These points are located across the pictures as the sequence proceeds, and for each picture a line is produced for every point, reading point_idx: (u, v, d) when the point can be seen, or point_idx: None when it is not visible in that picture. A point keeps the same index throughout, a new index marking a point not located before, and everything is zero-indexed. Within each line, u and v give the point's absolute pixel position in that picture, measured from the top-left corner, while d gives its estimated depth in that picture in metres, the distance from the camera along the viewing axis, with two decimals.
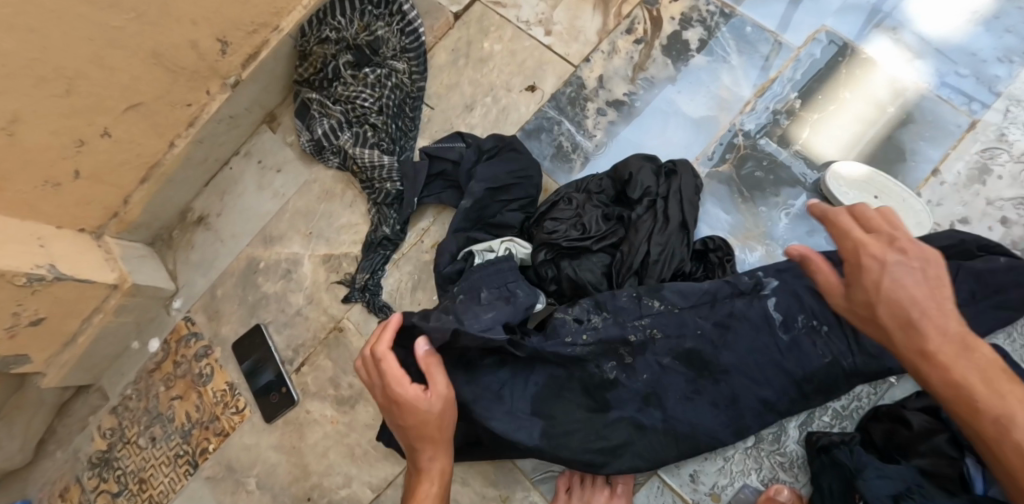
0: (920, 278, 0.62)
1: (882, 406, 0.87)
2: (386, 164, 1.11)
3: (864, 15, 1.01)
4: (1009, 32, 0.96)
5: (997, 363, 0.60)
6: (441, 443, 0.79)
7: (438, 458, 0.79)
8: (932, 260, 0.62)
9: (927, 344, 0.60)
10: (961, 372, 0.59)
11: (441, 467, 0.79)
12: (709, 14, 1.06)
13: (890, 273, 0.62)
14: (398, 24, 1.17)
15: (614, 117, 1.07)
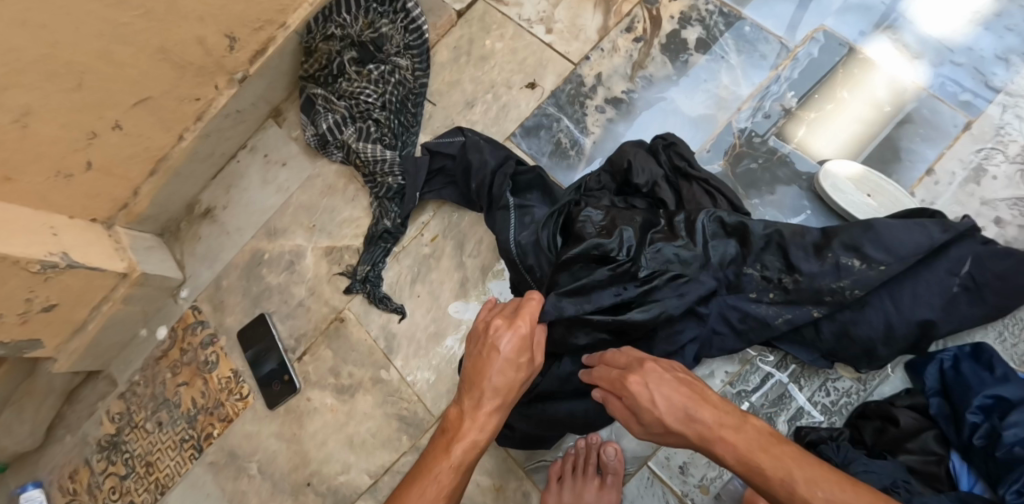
0: (672, 383, 0.77)
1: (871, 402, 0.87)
2: (387, 159, 1.13)
3: (864, 16, 1.02)
4: (1009, 31, 0.96)
5: (766, 430, 0.71)
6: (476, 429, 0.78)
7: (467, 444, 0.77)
8: (681, 382, 0.77)
9: (717, 448, 0.71)
10: (743, 447, 0.70)
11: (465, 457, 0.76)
12: (709, 13, 1.07)
13: (651, 391, 0.76)
14: (402, 21, 1.18)
15: (612, 114, 1.08)
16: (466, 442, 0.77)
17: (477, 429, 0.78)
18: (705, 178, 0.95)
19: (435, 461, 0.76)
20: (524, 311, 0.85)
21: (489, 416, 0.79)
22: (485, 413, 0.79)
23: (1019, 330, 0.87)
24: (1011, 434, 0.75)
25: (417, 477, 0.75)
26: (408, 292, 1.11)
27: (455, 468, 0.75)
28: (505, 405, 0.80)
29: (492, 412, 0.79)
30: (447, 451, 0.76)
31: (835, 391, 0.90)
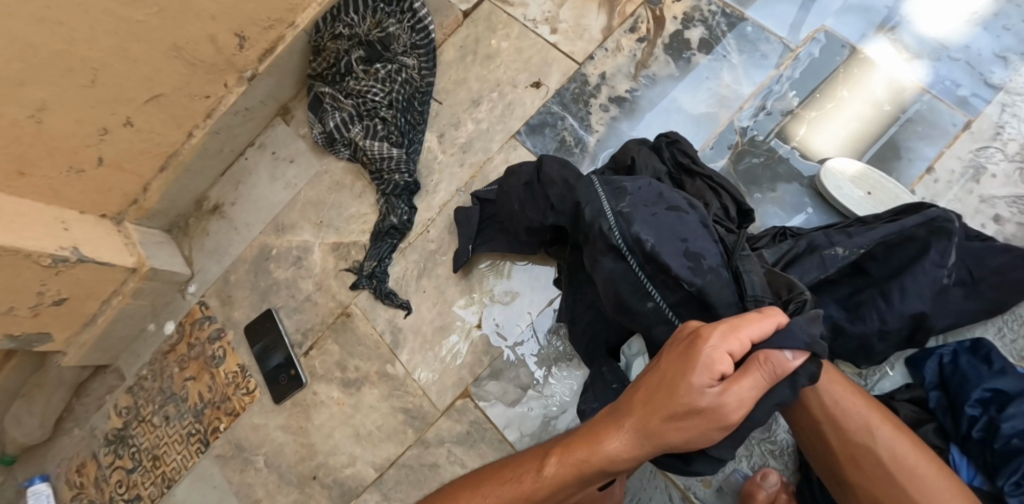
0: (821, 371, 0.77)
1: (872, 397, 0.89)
2: (394, 156, 1.15)
3: (865, 16, 1.03)
4: (1007, 30, 0.98)
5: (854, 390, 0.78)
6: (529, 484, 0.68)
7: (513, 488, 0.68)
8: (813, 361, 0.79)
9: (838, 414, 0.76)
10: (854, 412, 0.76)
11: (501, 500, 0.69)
12: (712, 14, 1.09)
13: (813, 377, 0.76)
14: (409, 21, 1.20)
15: (616, 113, 1.10)
16: (555, 464, 0.67)
17: (582, 458, 0.65)
18: (709, 175, 0.95)
19: (529, 464, 0.70)
20: (742, 328, 0.63)
21: (607, 450, 0.64)
22: (617, 440, 0.64)
23: (1018, 325, 0.89)
24: (1009, 425, 0.74)
25: (512, 469, 0.70)
26: (414, 287, 1.13)
27: (540, 487, 0.67)
28: (615, 450, 0.64)
29: (623, 437, 0.64)
30: (551, 459, 0.67)
31: None
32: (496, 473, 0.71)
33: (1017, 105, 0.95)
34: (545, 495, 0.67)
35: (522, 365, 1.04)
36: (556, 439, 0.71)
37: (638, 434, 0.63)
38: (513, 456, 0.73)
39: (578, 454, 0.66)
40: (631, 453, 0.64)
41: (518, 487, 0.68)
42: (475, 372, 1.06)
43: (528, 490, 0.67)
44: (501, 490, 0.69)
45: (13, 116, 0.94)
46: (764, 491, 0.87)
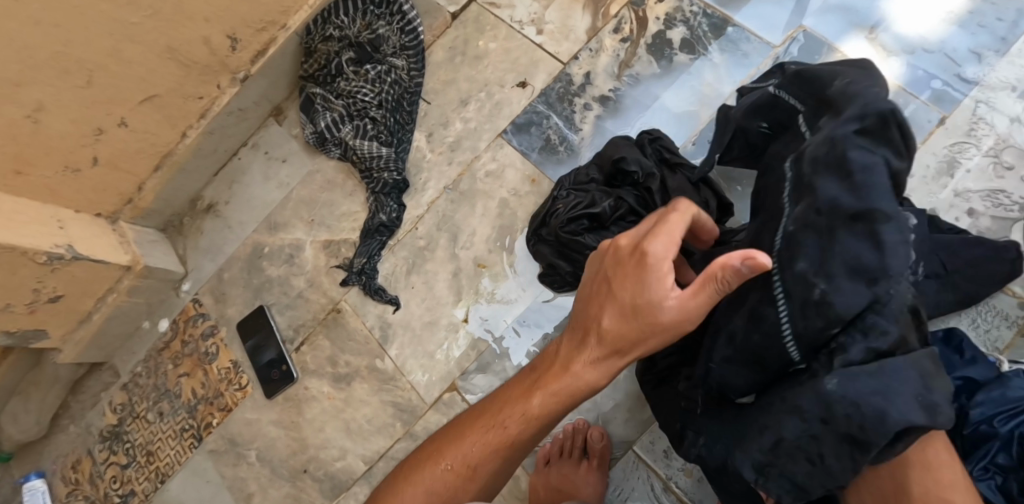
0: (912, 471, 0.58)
1: None
2: (383, 155, 1.17)
3: (843, 16, 1.05)
4: (981, 27, 1.00)
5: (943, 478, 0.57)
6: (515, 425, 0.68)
7: (505, 422, 0.68)
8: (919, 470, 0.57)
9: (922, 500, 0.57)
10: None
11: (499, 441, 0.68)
12: (693, 14, 1.11)
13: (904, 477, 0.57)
14: (398, 23, 1.23)
15: (600, 111, 1.12)
16: (540, 402, 0.67)
17: (553, 389, 0.67)
18: (689, 169, 0.96)
19: (507, 409, 0.69)
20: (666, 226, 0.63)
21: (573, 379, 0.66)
22: (583, 365, 0.66)
23: (992, 316, 0.91)
24: (978, 412, 0.75)
25: (490, 414, 0.70)
26: (404, 283, 1.15)
27: (520, 423, 0.67)
28: (589, 374, 0.66)
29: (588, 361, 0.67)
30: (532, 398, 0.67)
31: None
32: (474, 416, 0.71)
33: (991, 101, 0.97)
34: (528, 434, 0.68)
35: (508, 359, 1.06)
36: (530, 373, 0.71)
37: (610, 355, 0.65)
38: (494, 400, 0.71)
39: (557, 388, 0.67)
40: (589, 370, 0.66)
41: (499, 424, 0.68)
42: (463, 366, 1.08)
43: (500, 432, 0.68)
44: (484, 434, 0.69)
45: (10, 116, 0.96)
46: None
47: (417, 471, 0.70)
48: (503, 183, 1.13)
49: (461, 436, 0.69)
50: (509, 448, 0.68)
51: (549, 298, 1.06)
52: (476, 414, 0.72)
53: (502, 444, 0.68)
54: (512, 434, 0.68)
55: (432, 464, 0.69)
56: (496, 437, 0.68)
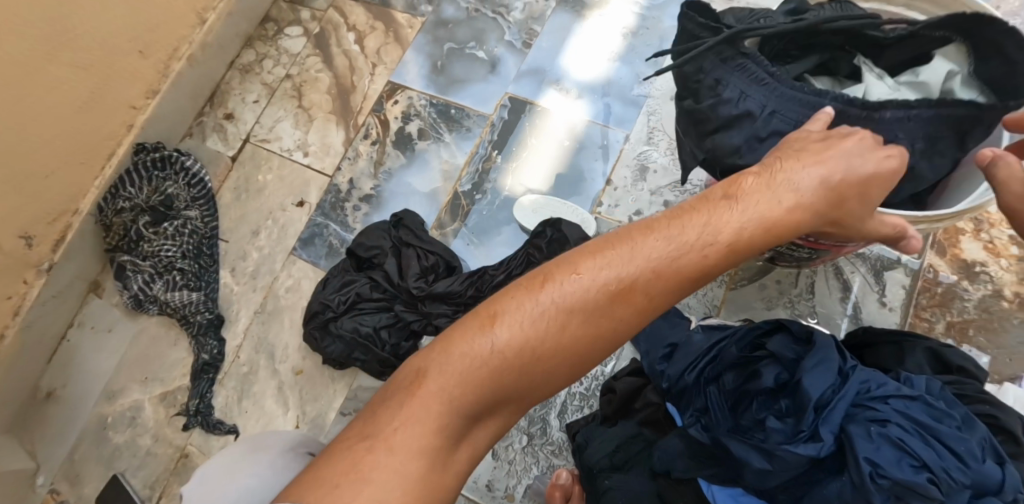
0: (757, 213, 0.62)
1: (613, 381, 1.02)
2: (194, 301, 1.28)
3: (534, 78, 1.27)
4: (636, 57, 1.24)
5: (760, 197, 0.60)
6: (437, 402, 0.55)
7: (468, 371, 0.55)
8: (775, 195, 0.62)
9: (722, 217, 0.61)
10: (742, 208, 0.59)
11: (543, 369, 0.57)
12: (423, 107, 1.31)
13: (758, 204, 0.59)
14: (184, 179, 1.38)
15: (367, 209, 1.27)
16: (503, 331, 0.55)
17: (705, 227, 0.57)
18: (429, 247, 1.13)
19: (648, 243, 0.56)
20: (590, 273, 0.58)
21: (625, 250, 0.56)
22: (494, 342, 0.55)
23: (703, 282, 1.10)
24: (673, 371, 0.91)
25: (611, 243, 0.57)
26: (238, 410, 1.23)
27: (553, 352, 0.56)
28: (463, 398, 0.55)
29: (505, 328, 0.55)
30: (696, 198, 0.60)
31: (585, 378, 1.08)
32: (570, 258, 0.57)
33: (657, 112, 1.20)
34: (545, 392, 0.58)
35: None
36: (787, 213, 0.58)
37: (765, 227, 0.58)
38: (586, 246, 0.58)
39: (646, 297, 0.56)
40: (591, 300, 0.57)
41: (573, 283, 0.55)
42: None
43: (591, 293, 0.55)
44: (437, 395, 0.54)
45: None
46: (559, 488, 0.98)
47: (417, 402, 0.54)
48: (302, 293, 1.25)
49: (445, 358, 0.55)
50: (476, 396, 0.55)
51: (361, 385, 1.17)
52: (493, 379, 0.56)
53: (461, 388, 0.54)
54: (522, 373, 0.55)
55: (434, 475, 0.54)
56: (597, 286, 0.55)
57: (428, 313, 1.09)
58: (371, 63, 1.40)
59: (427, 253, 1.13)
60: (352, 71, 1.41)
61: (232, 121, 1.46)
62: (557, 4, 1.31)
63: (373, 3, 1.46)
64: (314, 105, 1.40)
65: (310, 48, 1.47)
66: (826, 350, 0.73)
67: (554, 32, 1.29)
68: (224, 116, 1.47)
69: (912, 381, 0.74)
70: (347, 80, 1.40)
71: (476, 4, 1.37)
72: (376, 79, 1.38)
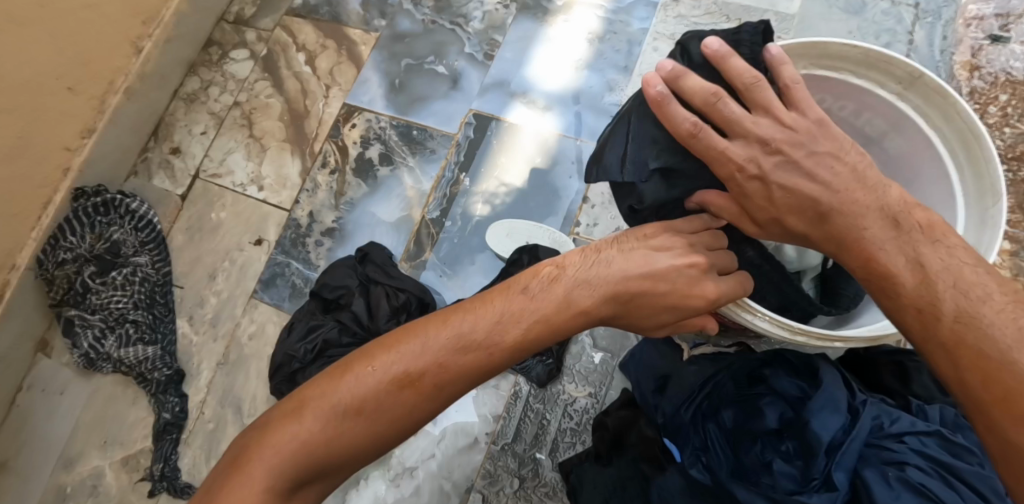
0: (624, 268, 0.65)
1: (608, 417, 0.95)
2: (150, 355, 1.19)
3: (499, 92, 1.20)
4: (605, 65, 1.17)
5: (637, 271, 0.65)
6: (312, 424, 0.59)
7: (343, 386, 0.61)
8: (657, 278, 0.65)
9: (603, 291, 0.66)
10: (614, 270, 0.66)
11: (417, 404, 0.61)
12: (383, 130, 1.23)
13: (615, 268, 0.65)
14: (131, 223, 1.28)
15: (330, 244, 1.18)
16: (367, 366, 0.62)
17: (517, 315, 0.63)
18: (399, 284, 1.05)
19: (471, 319, 0.63)
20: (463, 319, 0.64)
21: (459, 323, 0.63)
22: (350, 384, 0.61)
23: None
24: (670, 406, 0.84)
25: (447, 317, 0.64)
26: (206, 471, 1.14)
27: (383, 404, 0.60)
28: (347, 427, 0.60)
29: (354, 378, 0.61)
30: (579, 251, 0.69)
31: (575, 413, 1.01)
32: (411, 327, 0.64)
33: None
34: (377, 449, 0.62)
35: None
36: (641, 279, 0.65)
37: (587, 311, 0.64)
38: (435, 314, 0.65)
39: (455, 374, 0.62)
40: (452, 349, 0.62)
41: (412, 343, 0.62)
42: None
43: (414, 357, 0.61)
44: (296, 431, 0.59)
45: None
46: None
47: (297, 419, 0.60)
48: (266, 340, 1.17)
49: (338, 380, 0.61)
50: (329, 437, 0.59)
51: None
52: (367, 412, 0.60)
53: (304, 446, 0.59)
54: (389, 403, 0.60)
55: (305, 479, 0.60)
56: (422, 351, 0.62)
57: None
58: (324, 85, 1.31)
59: (397, 290, 1.05)
60: (304, 95, 1.31)
61: (178, 155, 1.36)
62: (518, 12, 1.24)
63: (322, 20, 1.36)
64: (267, 133, 1.30)
65: (258, 72, 1.37)
66: (834, 389, 0.68)
67: (517, 41, 1.22)
68: (171, 150, 1.37)
69: (926, 411, 0.70)
70: (299, 105, 1.31)
71: (432, 15, 1.29)
72: (330, 102, 1.29)
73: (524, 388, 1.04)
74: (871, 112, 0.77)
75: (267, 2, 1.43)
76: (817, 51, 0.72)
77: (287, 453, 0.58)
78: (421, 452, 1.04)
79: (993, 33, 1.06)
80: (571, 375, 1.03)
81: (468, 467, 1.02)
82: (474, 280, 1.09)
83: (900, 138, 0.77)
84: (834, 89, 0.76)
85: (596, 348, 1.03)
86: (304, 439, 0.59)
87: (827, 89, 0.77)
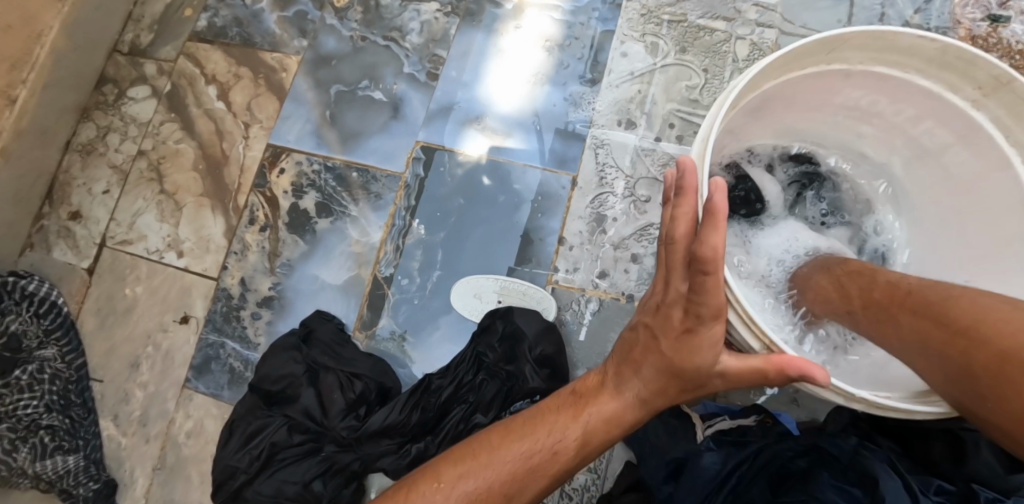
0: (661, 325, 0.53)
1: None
2: (71, 468, 1.01)
3: (449, 119, 1.03)
4: (567, 77, 1.01)
5: (670, 326, 0.52)
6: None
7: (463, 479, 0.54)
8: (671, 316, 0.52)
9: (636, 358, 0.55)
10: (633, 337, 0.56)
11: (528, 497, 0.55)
12: (317, 174, 1.04)
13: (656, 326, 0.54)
14: (28, 310, 1.06)
15: (269, 316, 1.01)
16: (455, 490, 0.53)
17: (604, 418, 0.56)
18: (357, 372, 0.90)
19: (562, 428, 0.56)
20: (584, 408, 0.57)
21: (555, 426, 0.56)
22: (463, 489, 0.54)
23: None
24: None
25: (537, 423, 0.57)
26: None
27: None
28: None
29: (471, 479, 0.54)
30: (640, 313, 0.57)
31: (574, 493, 0.87)
32: (503, 433, 0.57)
33: (605, 142, 0.98)
34: None
35: None
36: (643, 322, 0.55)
37: (653, 401, 0.56)
38: (533, 412, 0.59)
39: (547, 484, 0.56)
40: (568, 446, 0.56)
41: (508, 460, 0.55)
42: None
43: (509, 478, 0.54)
44: None
45: None
46: None
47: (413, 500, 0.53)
48: (207, 437, 1.00)
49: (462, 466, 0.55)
50: None
51: None
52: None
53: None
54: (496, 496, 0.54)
55: None
56: (517, 469, 0.55)
57: (367, 455, 0.86)
58: (242, 123, 1.11)
59: (352, 378, 0.89)
60: (219, 136, 1.11)
61: (79, 221, 1.16)
62: (461, 20, 1.06)
63: (232, 44, 1.16)
64: (180, 188, 1.11)
65: (163, 112, 1.17)
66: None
67: (465, 57, 1.05)
68: (70, 216, 1.16)
69: None
70: (215, 149, 1.11)
71: (361, 30, 1.10)
72: (251, 143, 1.10)
73: None
74: (934, 119, 0.70)
75: (166, 26, 1.21)
76: (881, 43, 0.65)
77: None
78: None
79: (990, 12, 0.93)
80: None
81: None
82: (441, 349, 0.94)
83: (968, 155, 0.69)
84: (888, 91, 0.70)
85: None
86: None
87: (880, 89, 0.70)
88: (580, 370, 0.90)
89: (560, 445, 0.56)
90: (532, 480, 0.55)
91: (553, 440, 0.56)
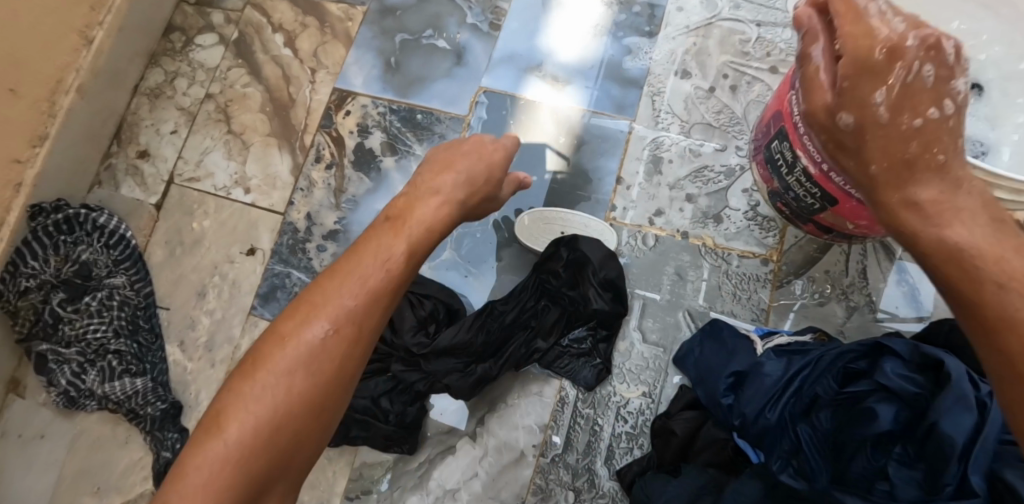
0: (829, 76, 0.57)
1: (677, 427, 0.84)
2: (140, 389, 1.05)
3: (510, 66, 1.07)
4: (625, 30, 1.06)
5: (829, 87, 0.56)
6: (313, 322, 0.57)
7: (361, 266, 0.60)
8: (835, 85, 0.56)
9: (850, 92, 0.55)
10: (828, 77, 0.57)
11: (389, 282, 0.60)
12: (382, 116, 1.10)
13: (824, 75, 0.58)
14: (99, 241, 1.11)
15: (335, 248, 1.06)
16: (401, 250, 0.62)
17: (424, 224, 0.66)
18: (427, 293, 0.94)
19: (382, 240, 0.63)
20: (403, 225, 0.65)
21: (387, 258, 0.61)
22: (342, 303, 0.58)
23: (748, 283, 0.95)
24: (749, 409, 0.74)
25: (368, 240, 0.63)
26: None
27: (357, 313, 0.58)
28: (335, 340, 0.57)
29: (346, 298, 0.58)
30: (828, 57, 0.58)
31: (630, 415, 0.92)
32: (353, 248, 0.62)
33: (661, 90, 1.03)
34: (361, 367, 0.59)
35: None
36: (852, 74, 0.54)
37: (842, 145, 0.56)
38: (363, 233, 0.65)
39: (411, 270, 0.63)
40: (402, 266, 0.62)
41: (410, 239, 0.64)
42: None
43: (401, 263, 0.61)
44: (324, 326, 0.57)
45: None
46: None
47: (315, 299, 0.58)
48: None
49: (333, 276, 0.60)
50: (342, 342, 0.57)
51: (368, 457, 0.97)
52: (339, 328, 0.57)
53: (343, 336, 0.57)
54: (387, 286, 0.60)
55: (319, 384, 0.57)
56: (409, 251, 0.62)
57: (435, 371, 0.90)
58: (309, 68, 1.16)
59: (421, 298, 0.94)
60: (286, 81, 1.16)
61: (147, 159, 1.20)
62: None
63: None
64: (248, 128, 1.16)
65: (230, 58, 1.22)
66: (961, 383, 0.60)
67: (526, 9, 1.10)
68: (137, 154, 1.21)
69: None
70: (282, 93, 1.16)
71: None
72: (318, 87, 1.15)
73: (571, 393, 0.94)
74: None
75: None
76: None
77: (282, 378, 0.55)
78: (461, 472, 0.94)
79: None
80: (621, 374, 0.93)
81: (516, 485, 0.92)
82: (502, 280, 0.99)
83: None
84: None
85: (646, 343, 0.94)
86: (289, 364, 0.56)
87: None
88: (636, 301, 0.95)
89: (406, 254, 0.62)
90: (404, 263, 0.62)
91: (380, 259, 0.61)
